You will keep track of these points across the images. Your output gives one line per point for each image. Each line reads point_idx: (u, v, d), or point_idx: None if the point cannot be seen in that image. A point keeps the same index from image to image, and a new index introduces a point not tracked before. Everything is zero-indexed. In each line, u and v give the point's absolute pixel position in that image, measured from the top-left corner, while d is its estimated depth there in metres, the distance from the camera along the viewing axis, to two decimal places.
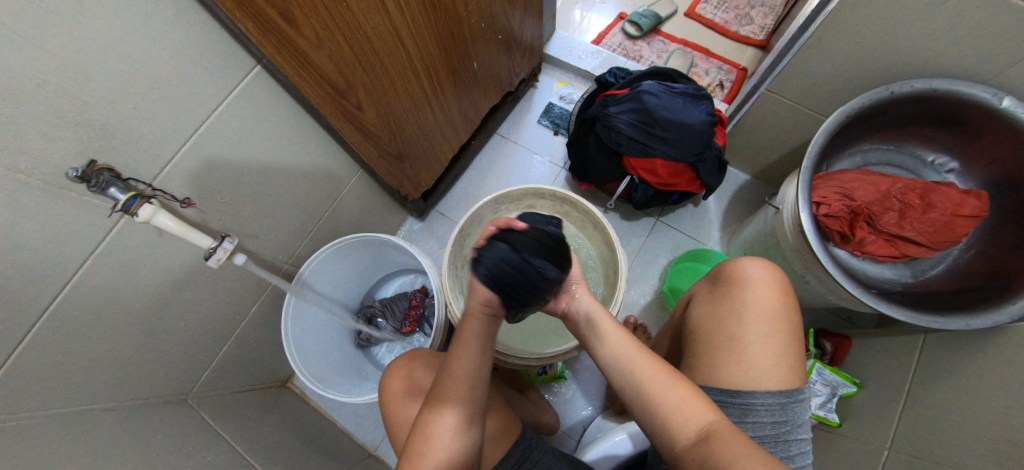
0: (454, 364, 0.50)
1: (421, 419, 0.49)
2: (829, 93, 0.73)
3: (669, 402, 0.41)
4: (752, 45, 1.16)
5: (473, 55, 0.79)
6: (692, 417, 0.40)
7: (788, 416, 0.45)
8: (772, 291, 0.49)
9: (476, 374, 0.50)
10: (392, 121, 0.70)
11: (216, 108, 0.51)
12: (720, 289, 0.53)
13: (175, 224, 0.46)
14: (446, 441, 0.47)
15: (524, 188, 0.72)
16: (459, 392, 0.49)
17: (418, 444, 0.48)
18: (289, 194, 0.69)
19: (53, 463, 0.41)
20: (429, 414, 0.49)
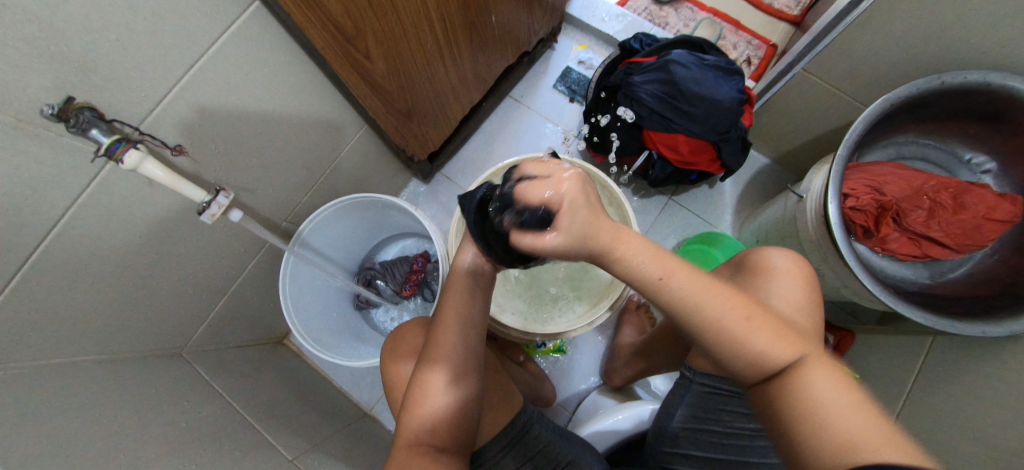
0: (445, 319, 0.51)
1: (418, 375, 0.50)
2: (871, 78, 0.68)
3: (749, 339, 0.32)
4: (785, 20, 1.08)
5: (492, 7, 0.72)
6: (780, 351, 0.32)
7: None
8: (796, 282, 0.47)
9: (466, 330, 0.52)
10: (402, 75, 0.64)
11: (210, 48, 0.46)
12: (741, 277, 0.51)
13: (166, 174, 0.42)
14: (436, 400, 0.48)
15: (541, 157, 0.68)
16: (449, 343, 0.50)
17: (412, 399, 0.49)
18: (290, 148, 0.64)
19: (47, 413, 0.39)
20: (423, 370, 0.50)
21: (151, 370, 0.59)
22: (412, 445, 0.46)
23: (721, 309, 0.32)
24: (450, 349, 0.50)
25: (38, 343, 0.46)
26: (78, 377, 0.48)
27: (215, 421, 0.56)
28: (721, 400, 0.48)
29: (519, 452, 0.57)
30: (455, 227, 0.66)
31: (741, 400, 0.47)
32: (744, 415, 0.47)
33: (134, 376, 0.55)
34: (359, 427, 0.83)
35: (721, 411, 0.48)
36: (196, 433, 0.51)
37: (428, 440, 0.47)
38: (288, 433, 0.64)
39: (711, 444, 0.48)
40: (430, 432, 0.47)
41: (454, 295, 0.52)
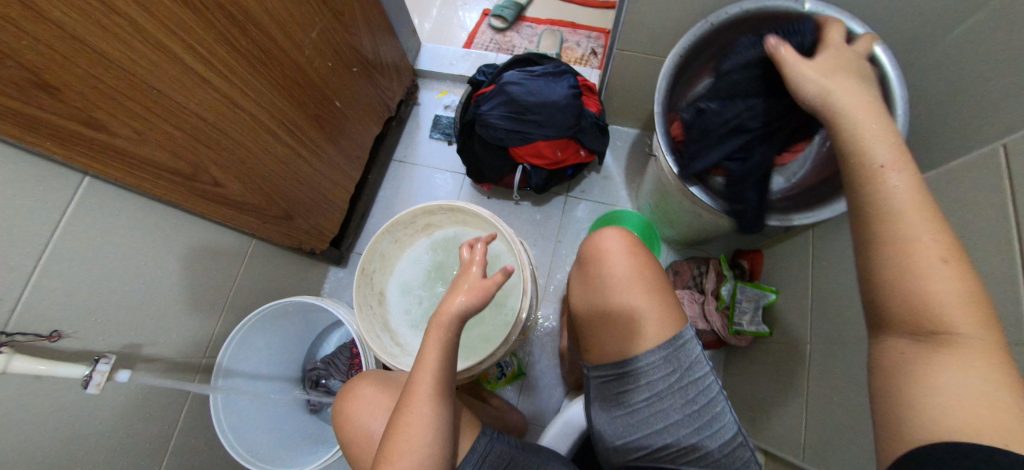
0: (423, 368, 0.50)
1: (388, 432, 0.49)
2: (667, 38, 0.77)
3: (925, 287, 0.33)
4: (612, 7, 1.23)
5: (331, 94, 0.80)
6: (956, 316, 0.32)
7: (676, 361, 0.50)
8: (623, 257, 0.55)
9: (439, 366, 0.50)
10: (265, 184, 0.70)
11: (55, 234, 0.50)
12: (585, 266, 0.59)
13: (42, 365, 0.44)
14: (409, 456, 0.46)
15: (413, 210, 0.73)
16: (420, 399, 0.49)
17: (386, 454, 0.47)
18: (180, 287, 0.67)
19: None
20: (394, 424, 0.48)
21: None
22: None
23: (928, 235, 0.34)
24: (422, 398, 0.49)
25: None
26: None
27: None
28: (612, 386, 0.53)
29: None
30: (357, 304, 0.70)
31: (626, 378, 0.52)
32: (631, 389, 0.51)
33: None
34: None
35: (618, 394, 0.52)
36: None
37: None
38: None
39: (635, 427, 0.51)
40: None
41: (429, 343, 0.51)
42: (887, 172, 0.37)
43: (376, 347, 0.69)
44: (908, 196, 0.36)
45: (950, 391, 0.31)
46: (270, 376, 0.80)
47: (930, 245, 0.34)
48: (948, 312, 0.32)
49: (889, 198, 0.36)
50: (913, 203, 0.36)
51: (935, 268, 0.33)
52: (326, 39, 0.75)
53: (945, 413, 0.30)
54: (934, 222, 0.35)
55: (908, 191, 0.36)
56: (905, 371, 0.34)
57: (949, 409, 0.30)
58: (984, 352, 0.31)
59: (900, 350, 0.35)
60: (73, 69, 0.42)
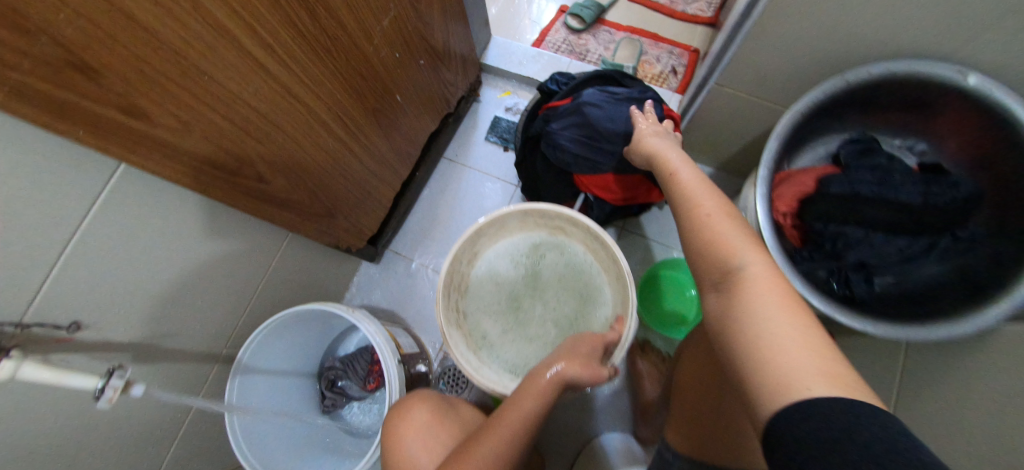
0: (510, 408, 0.49)
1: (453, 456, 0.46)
2: (781, 83, 0.67)
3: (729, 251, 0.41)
4: (701, 23, 1.12)
5: (393, 87, 0.73)
6: (756, 270, 0.38)
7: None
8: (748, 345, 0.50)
9: (528, 411, 0.48)
10: (312, 181, 0.64)
11: (83, 222, 0.44)
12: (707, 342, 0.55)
13: (50, 374, 0.39)
14: None
15: (530, 206, 0.64)
16: (492, 441, 0.46)
17: None
18: (210, 278, 0.62)
19: None
20: None
21: None
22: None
23: (706, 205, 0.46)
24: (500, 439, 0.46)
25: None
26: None
27: None
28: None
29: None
30: (450, 258, 0.63)
31: None
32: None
33: None
34: None
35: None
36: None
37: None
38: None
39: None
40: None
41: (522, 402, 0.49)
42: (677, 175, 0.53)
43: (440, 304, 0.63)
44: (697, 184, 0.49)
45: (773, 333, 0.33)
46: (288, 374, 0.76)
47: (707, 211, 0.45)
48: (734, 258, 0.40)
49: (682, 187, 0.50)
50: (694, 194, 0.48)
51: (715, 222, 0.44)
52: (399, 29, 0.67)
53: (780, 363, 0.32)
54: (728, 206, 0.46)
55: (690, 181, 0.51)
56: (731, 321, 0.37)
57: (781, 356, 0.32)
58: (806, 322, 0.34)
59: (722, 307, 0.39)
60: (115, 48, 0.36)
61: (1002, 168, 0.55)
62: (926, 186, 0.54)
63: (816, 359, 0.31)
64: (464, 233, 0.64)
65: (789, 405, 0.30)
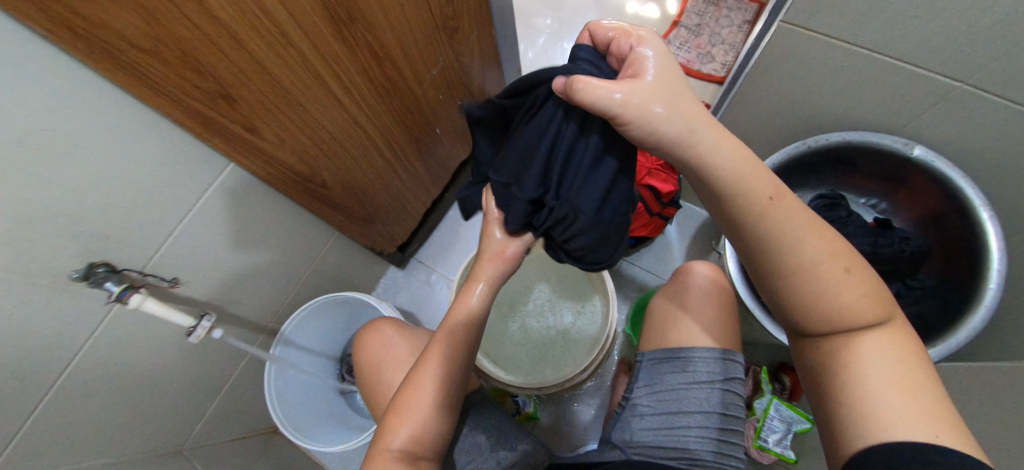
0: (445, 331, 0.58)
1: (410, 380, 0.56)
2: (762, 141, 0.77)
3: (841, 301, 0.41)
4: (714, 81, 1.27)
5: (434, 122, 0.89)
6: (865, 319, 0.41)
7: (710, 395, 0.62)
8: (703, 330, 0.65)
9: (458, 328, 0.58)
10: (360, 191, 0.79)
11: (196, 203, 0.61)
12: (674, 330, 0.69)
13: (161, 308, 0.56)
14: (407, 433, 0.52)
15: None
16: (437, 364, 0.56)
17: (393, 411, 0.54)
18: (271, 260, 0.78)
19: None
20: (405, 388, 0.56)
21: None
22: (392, 450, 0.52)
23: (824, 256, 0.41)
24: (440, 359, 0.56)
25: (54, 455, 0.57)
26: None
27: None
28: (653, 423, 0.63)
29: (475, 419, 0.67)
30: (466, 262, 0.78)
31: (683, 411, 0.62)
32: (679, 427, 0.61)
33: None
34: None
35: (674, 434, 0.61)
36: None
37: (402, 446, 0.52)
38: None
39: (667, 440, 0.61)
40: (415, 431, 0.53)
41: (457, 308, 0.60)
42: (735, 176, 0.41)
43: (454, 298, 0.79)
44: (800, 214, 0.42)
45: (884, 381, 0.40)
46: (320, 353, 0.89)
47: (824, 265, 0.40)
48: (851, 303, 0.40)
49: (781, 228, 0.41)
50: (792, 226, 0.41)
51: (840, 275, 0.40)
52: (443, 76, 0.84)
53: (896, 415, 0.38)
54: (822, 233, 0.41)
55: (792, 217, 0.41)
56: (843, 361, 0.42)
57: (884, 400, 0.39)
58: (910, 377, 0.40)
59: (833, 345, 0.43)
60: (248, 86, 0.52)
61: (948, 228, 0.63)
62: (875, 238, 0.63)
63: (910, 400, 0.38)
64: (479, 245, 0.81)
65: (882, 444, 0.38)
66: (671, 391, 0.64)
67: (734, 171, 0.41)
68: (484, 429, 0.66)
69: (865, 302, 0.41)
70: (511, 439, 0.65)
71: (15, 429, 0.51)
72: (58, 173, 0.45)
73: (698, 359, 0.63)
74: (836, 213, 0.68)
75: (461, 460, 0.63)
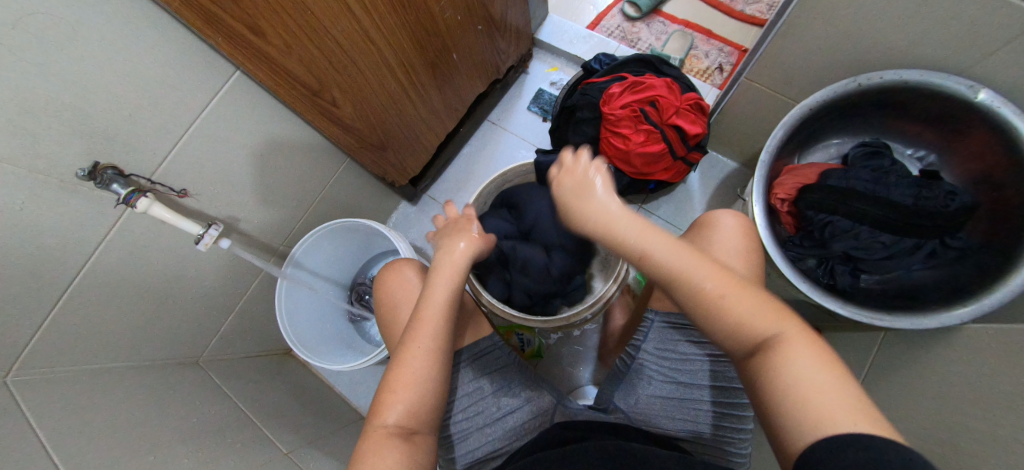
0: (426, 312, 0.57)
1: (396, 359, 0.56)
2: (805, 83, 0.71)
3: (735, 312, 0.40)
4: (757, 24, 1.17)
5: (451, 46, 0.83)
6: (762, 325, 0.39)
7: (723, 369, 0.60)
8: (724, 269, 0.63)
9: (440, 306, 0.58)
10: (371, 114, 0.75)
11: (200, 113, 0.58)
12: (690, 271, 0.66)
13: (169, 214, 0.55)
14: (405, 401, 0.52)
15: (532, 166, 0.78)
16: (425, 343, 0.55)
17: (387, 388, 0.53)
18: (280, 184, 0.77)
19: (74, 407, 0.54)
20: (397, 361, 0.55)
21: (168, 375, 0.73)
22: (385, 427, 0.50)
23: (704, 281, 0.41)
24: (427, 338, 0.55)
25: (74, 352, 0.60)
26: (108, 381, 0.63)
27: (212, 421, 0.70)
28: (662, 392, 0.61)
29: (480, 365, 0.60)
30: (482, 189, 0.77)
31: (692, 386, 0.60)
32: (690, 398, 0.60)
33: (152, 378, 0.69)
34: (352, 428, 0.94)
35: (682, 405, 0.60)
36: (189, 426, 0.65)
37: (398, 421, 0.51)
38: (285, 431, 0.80)
39: (673, 409, 0.60)
40: (407, 406, 0.52)
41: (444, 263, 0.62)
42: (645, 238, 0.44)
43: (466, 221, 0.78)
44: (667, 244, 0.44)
45: (811, 382, 0.35)
46: (329, 279, 0.90)
47: (710, 291, 0.41)
48: (751, 319, 0.40)
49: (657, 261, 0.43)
50: (675, 260, 0.43)
51: (727, 290, 0.41)
52: None
53: (819, 405, 0.34)
54: (698, 258, 0.43)
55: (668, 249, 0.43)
56: (769, 362, 0.38)
57: (817, 397, 0.34)
58: (839, 386, 0.35)
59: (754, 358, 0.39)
60: None
61: (1006, 185, 0.58)
62: (919, 189, 0.58)
63: (840, 394, 0.34)
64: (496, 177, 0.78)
65: (820, 440, 0.32)
66: (684, 361, 0.61)
67: (599, 220, 0.47)
68: (488, 376, 0.60)
69: (762, 316, 0.39)
70: (518, 388, 0.61)
71: (39, 321, 0.54)
72: (56, 62, 0.42)
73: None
74: (881, 164, 0.63)
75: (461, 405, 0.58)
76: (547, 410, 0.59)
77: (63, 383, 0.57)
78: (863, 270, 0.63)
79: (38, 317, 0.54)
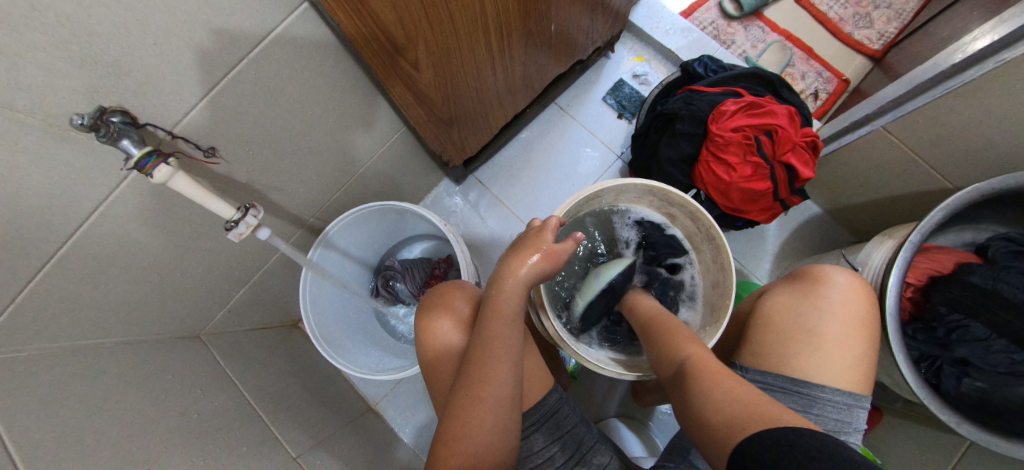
0: (496, 343, 0.45)
1: (453, 402, 0.44)
2: (960, 151, 0.62)
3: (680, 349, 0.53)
4: (864, 53, 1.03)
5: (552, 15, 0.67)
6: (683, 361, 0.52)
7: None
8: (849, 349, 0.54)
9: (510, 333, 0.46)
10: (449, 83, 0.60)
11: (250, 52, 0.43)
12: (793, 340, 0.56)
13: (194, 190, 0.41)
14: (472, 455, 0.41)
15: (653, 183, 0.64)
16: (496, 382, 0.43)
17: (446, 435, 0.42)
18: (325, 150, 0.63)
19: (54, 406, 0.42)
20: (456, 405, 0.43)
21: (166, 353, 0.62)
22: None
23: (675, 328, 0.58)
24: (499, 376, 0.44)
25: (50, 333, 0.47)
26: (94, 364, 0.51)
27: (216, 416, 0.60)
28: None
29: (552, 429, 0.50)
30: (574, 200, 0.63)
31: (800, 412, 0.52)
32: None
33: (147, 360, 0.58)
34: (359, 422, 0.87)
35: None
36: (195, 428, 0.55)
37: None
38: (292, 429, 0.70)
39: None
40: (472, 461, 0.41)
41: (509, 287, 0.48)
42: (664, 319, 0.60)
43: None
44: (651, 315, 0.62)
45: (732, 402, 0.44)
46: (356, 259, 0.77)
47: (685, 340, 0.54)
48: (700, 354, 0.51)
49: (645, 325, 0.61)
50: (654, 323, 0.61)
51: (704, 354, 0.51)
52: None
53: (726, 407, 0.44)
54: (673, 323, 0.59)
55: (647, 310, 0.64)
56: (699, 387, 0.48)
57: (745, 409, 0.42)
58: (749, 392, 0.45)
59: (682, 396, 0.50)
60: None
61: None
62: None
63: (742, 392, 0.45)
64: (587, 188, 0.63)
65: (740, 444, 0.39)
66: None
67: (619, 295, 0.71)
68: (560, 444, 0.50)
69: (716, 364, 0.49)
70: (588, 454, 0.50)
71: (9, 298, 0.42)
72: None
73: (828, 402, 0.51)
74: None
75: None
76: None
77: (44, 366, 0.45)
78: (970, 376, 0.57)
79: (6, 295, 0.41)
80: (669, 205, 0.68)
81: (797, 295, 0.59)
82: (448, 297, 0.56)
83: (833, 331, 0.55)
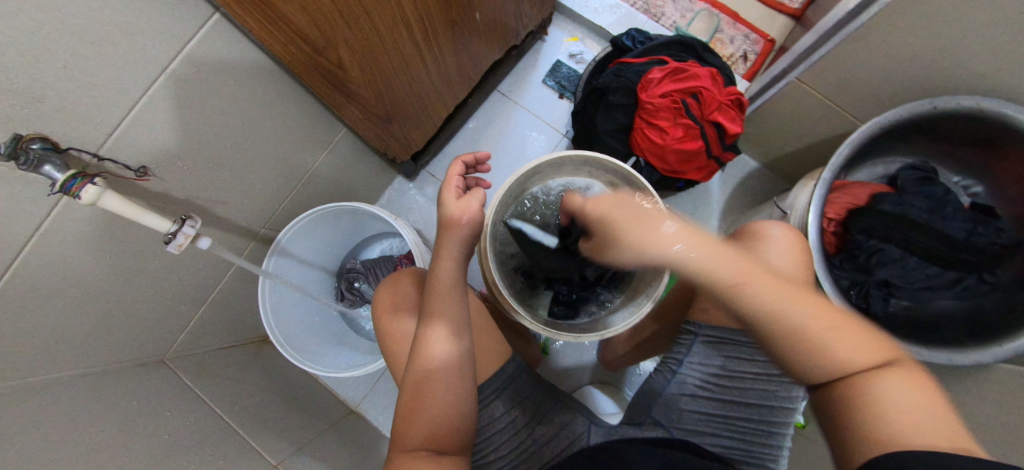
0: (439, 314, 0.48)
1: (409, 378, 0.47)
2: (863, 91, 0.67)
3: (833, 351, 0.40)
4: (786, 13, 1.09)
5: (475, 4, 0.69)
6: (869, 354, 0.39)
7: (773, 388, 0.56)
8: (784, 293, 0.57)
9: (451, 303, 0.49)
10: (380, 81, 0.62)
11: (169, 67, 0.44)
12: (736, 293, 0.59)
13: (127, 207, 0.42)
14: (431, 422, 0.44)
15: (588, 155, 0.67)
16: (445, 354, 0.47)
17: (406, 409, 0.46)
18: (264, 160, 0.64)
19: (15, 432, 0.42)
20: (412, 379, 0.46)
21: (131, 379, 0.62)
22: (412, 451, 0.43)
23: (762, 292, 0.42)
24: (446, 350, 0.47)
25: (9, 366, 0.47)
26: (55, 394, 0.51)
27: (193, 432, 0.61)
28: (706, 407, 0.57)
29: (510, 396, 0.54)
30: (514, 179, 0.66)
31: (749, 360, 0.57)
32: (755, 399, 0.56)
33: (112, 387, 0.58)
34: (342, 425, 0.89)
35: (730, 416, 0.56)
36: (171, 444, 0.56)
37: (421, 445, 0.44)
38: (272, 438, 0.71)
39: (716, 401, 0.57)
40: (431, 430, 0.44)
41: (444, 258, 0.50)
42: (736, 287, 0.42)
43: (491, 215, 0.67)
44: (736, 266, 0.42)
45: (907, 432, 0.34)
46: (314, 265, 0.79)
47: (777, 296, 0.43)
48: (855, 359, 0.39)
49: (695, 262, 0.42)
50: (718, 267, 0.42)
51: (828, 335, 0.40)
52: None
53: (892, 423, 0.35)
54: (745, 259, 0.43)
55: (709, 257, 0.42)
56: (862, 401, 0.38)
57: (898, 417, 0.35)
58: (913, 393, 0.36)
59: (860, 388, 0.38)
60: None
61: None
62: (973, 226, 0.60)
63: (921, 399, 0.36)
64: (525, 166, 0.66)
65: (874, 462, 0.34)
66: (734, 369, 0.57)
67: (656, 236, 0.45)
68: (520, 407, 0.54)
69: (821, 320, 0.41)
70: (549, 413, 0.55)
71: None
72: None
73: None
74: (939, 193, 0.62)
75: (493, 442, 0.52)
76: (580, 435, 0.53)
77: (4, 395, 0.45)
78: (895, 296, 0.64)
79: None
80: (608, 176, 0.71)
81: (738, 251, 0.61)
82: (396, 285, 0.59)
83: (773, 281, 0.58)
